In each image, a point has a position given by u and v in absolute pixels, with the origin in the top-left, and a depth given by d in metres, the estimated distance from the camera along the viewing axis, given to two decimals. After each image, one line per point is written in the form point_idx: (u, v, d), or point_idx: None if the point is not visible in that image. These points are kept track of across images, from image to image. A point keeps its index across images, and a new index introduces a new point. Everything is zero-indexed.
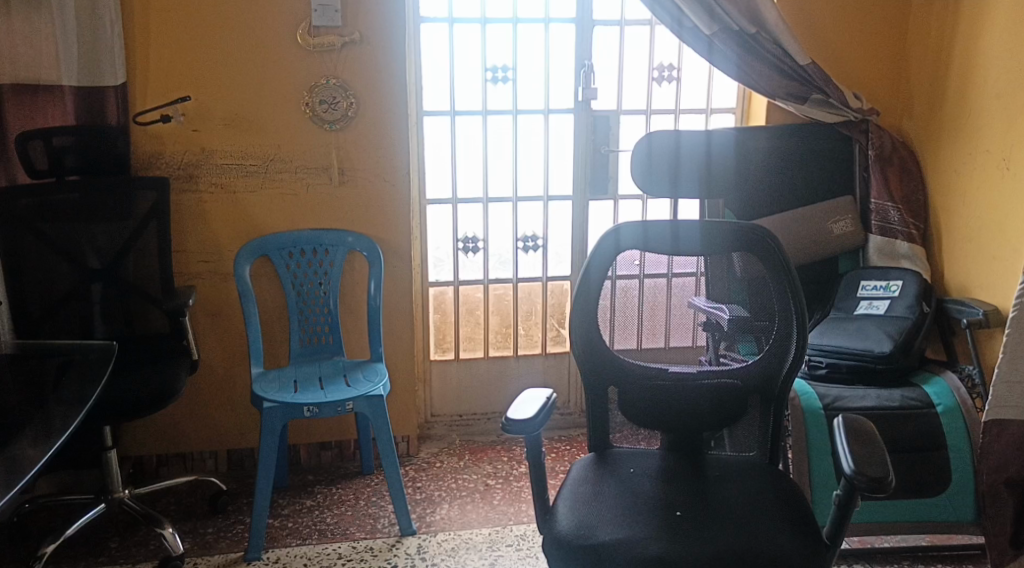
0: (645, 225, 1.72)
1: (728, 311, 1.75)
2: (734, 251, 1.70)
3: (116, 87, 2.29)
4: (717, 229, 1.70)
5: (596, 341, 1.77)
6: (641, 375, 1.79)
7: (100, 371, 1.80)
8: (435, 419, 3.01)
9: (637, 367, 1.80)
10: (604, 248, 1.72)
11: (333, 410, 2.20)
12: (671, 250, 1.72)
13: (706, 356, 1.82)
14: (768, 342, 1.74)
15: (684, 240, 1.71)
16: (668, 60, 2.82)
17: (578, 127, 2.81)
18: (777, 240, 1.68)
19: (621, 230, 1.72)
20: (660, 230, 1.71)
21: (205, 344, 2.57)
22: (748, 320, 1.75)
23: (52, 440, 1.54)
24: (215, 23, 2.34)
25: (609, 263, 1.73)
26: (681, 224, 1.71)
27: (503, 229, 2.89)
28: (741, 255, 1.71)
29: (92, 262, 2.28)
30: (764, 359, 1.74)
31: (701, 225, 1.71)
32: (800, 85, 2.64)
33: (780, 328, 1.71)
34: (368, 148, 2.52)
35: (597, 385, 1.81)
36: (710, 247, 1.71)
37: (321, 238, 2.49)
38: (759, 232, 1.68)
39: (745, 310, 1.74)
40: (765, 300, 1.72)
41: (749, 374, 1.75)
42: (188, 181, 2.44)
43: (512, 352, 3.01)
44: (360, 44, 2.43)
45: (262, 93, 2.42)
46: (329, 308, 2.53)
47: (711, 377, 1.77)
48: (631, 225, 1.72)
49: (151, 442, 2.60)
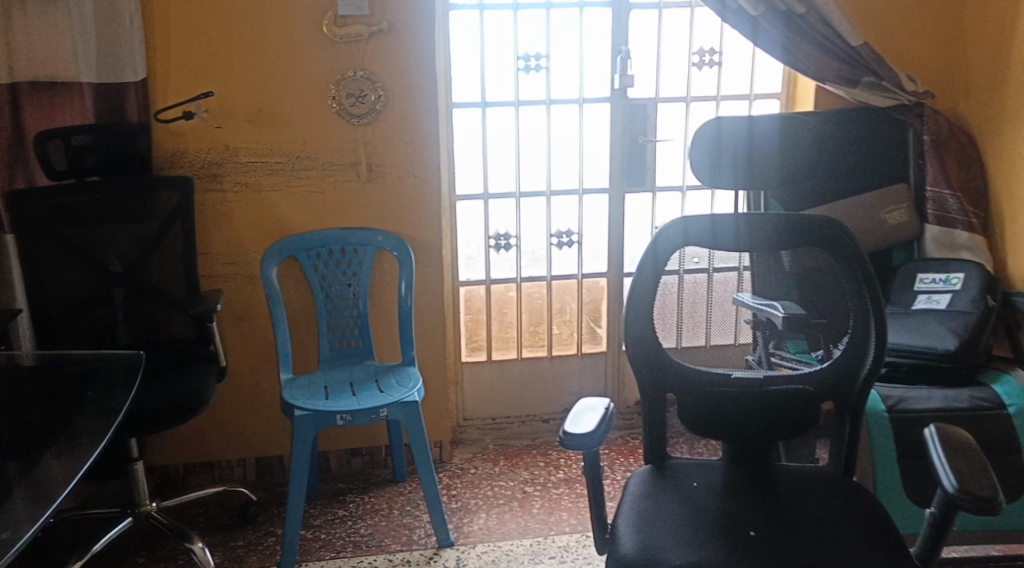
0: (685, 225, 1.61)
1: (781, 308, 1.64)
2: (784, 248, 1.62)
3: (136, 84, 2.19)
4: (771, 223, 1.61)
5: (648, 343, 1.66)
6: (702, 381, 1.67)
7: (129, 381, 1.71)
8: (467, 423, 2.90)
9: (700, 373, 1.68)
10: (651, 250, 1.62)
11: (367, 418, 2.10)
12: (711, 245, 1.62)
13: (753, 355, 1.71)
14: (841, 346, 1.62)
15: (723, 233, 1.61)
16: (709, 44, 2.68)
17: (614, 116, 2.68)
18: (846, 233, 1.56)
19: (664, 232, 1.62)
20: (701, 224, 1.61)
21: (231, 350, 2.47)
22: (804, 317, 1.64)
23: (76, 456, 1.44)
24: (239, 13, 2.24)
25: (651, 288, 1.63)
26: (721, 218, 1.62)
27: (535, 224, 2.77)
28: (792, 251, 1.62)
29: (115, 266, 2.20)
30: (837, 363, 1.62)
31: (743, 218, 1.62)
32: (851, 68, 2.48)
33: (857, 327, 1.59)
34: (396, 143, 2.41)
35: (654, 393, 1.69)
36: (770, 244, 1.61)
37: (349, 237, 2.39)
38: (825, 223, 1.58)
39: (798, 306, 1.64)
40: (830, 294, 1.62)
41: (819, 378, 1.63)
42: (211, 180, 2.35)
43: (546, 352, 2.89)
44: (387, 34, 2.32)
45: (287, 86, 2.31)
46: (359, 309, 2.43)
47: (780, 382, 1.65)
48: (672, 225, 1.62)
49: (176, 450, 2.51)
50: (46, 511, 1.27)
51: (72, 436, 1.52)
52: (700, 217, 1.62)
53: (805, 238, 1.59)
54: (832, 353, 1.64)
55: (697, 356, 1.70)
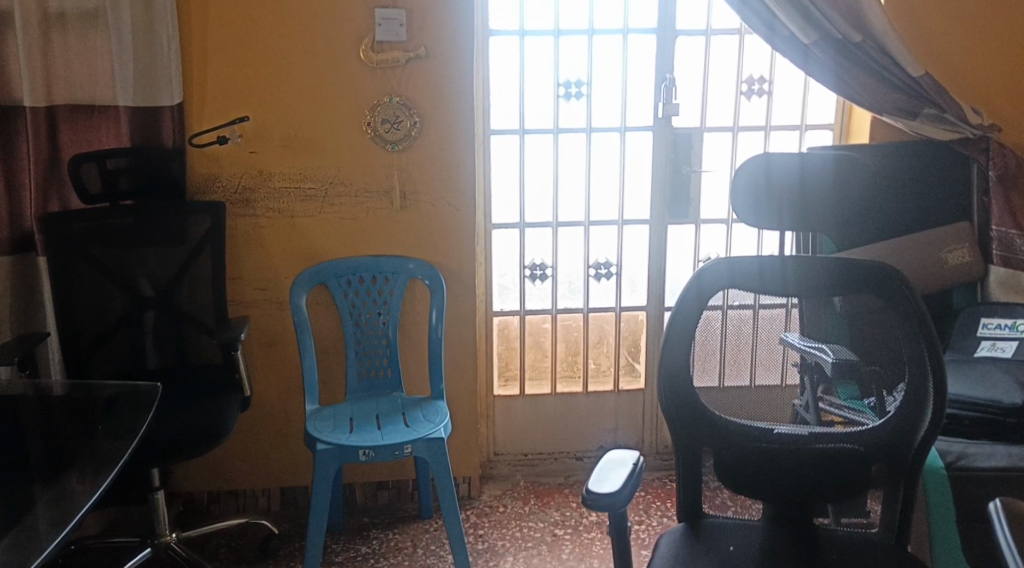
0: (730, 265, 1.52)
1: (831, 352, 1.50)
2: (836, 294, 1.50)
3: (172, 107, 2.18)
4: (820, 267, 1.49)
5: (686, 394, 1.55)
6: (742, 436, 1.55)
7: (146, 404, 1.67)
8: (498, 458, 2.81)
9: (739, 426, 1.56)
10: (692, 293, 1.52)
11: (390, 454, 2.03)
12: (757, 289, 1.51)
13: (801, 400, 1.59)
14: (896, 401, 1.48)
15: (771, 277, 1.50)
16: (759, 72, 2.57)
17: (657, 145, 2.59)
18: (903, 281, 1.45)
19: (706, 273, 1.52)
20: (748, 268, 1.51)
21: (259, 377, 2.43)
22: (856, 363, 1.50)
23: (86, 483, 1.39)
24: (276, 38, 2.22)
25: (690, 333, 1.53)
26: (768, 262, 1.51)
27: (573, 254, 2.68)
28: (844, 297, 1.51)
29: (146, 289, 2.19)
30: (891, 422, 1.48)
31: (790, 260, 1.50)
32: (911, 99, 2.33)
33: (914, 384, 1.45)
34: (431, 170, 2.36)
35: (689, 446, 1.58)
36: (818, 291, 1.49)
37: (381, 265, 2.34)
38: (878, 269, 1.45)
39: (850, 352, 1.51)
40: (881, 341, 1.48)
41: (871, 439, 1.49)
42: (244, 205, 2.32)
43: (581, 386, 2.78)
44: (425, 59, 2.28)
45: (322, 111, 2.28)
46: (388, 339, 2.37)
47: (828, 441, 1.52)
48: (715, 265, 1.52)
49: (200, 477, 2.47)
50: (65, 529, 1.25)
51: (84, 462, 1.47)
52: (745, 258, 1.52)
53: (856, 287, 1.47)
54: (885, 407, 1.50)
55: (739, 404, 1.58)
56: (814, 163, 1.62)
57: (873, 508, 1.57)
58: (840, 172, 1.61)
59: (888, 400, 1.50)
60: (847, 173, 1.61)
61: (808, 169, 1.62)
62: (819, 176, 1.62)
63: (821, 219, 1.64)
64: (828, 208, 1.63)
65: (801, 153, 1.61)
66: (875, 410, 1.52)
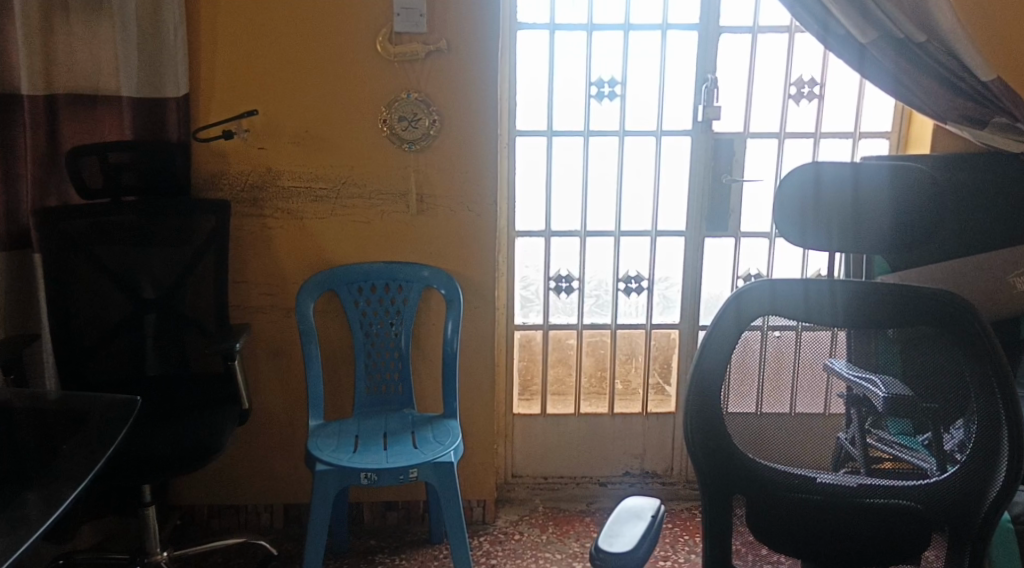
0: (773, 296, 1.32)
1: (882, 385, 1.30)
2: (890, 327, 1.29)
3: (177, 99, 2.06)
4: (876, 294, 1.29)
5: (721, 434, 1.34)
6: (782, 484, 1.34)
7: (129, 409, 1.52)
8: (516, 480, 2.63)
9: (776, 472, 1.35)
10: (732, 320, 1.32)
11: (394, 479, 1.87)
12: (802, 317, 1.32)
13: (845, 434, 1.36)
14: (965, 446, 1.24)
15: (813, 308, 1.31)
16: (809, 74, 2.37)
17: (695, 151, 2.40)
18: (971, 315, 1.22)
19: (745, 305, 1.32)
20: (792, 291, 1.31)
21: (263, 387, 2.30)
22: (912, 401, 1.29)
23: (47, 501, 1.25)
24: (289, 28, 2.09)
25: (725, 365, 1.34)
26: (815, 286, 1.32)
27: (601, 266, 2.50)
28: (900, 331, 1.28)
29: (148, 290, 2.07)
30: (952, 480, 1.25)
31: (834, 285, 1.31)
32: (980, 106, 2.08)
33: (982, 437, 1.21)
34: (450, 173, 2.20)
35: (720, 494, 1.36)
36: (869, 323, 1.29)
37: (394, 271, 2.20)
38: (946, 298, 1.23)
39: (904, 387, 1.29)
40: (940, 372, 1.25)
41: (932, 497, 1.26)
42: (250, 205, 2.20)
43: (607, 408, 2.59)
44: (446, 53, 2.13)
45: (336, 108, 2.15)
46: (400, 351, 2.22)
47: (880, 496, 1.30)
48: (757, 291, 1.32)
49: (199, 490, 2.33)
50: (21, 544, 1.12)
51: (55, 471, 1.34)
52: (788, 283, 1.32)
53: (911, 319, 1.26)
54: (945, 445, 1.26)
55: (789, 443, 1.37)
56: (869, 175, 1.38)
57: (927, 555, 1.29)
58: (899, 187, 1.38)
59: (946, 437, 1.26)
60: (909, 189, 1.37)
61: (862, 182, 1.39)
62: (875, 191, 1.39)
63: (877, 243, 1.41)
64: (885, 229, 1.39)
65: (853, 163, 1.39)
66: (937, 454, 1.27)
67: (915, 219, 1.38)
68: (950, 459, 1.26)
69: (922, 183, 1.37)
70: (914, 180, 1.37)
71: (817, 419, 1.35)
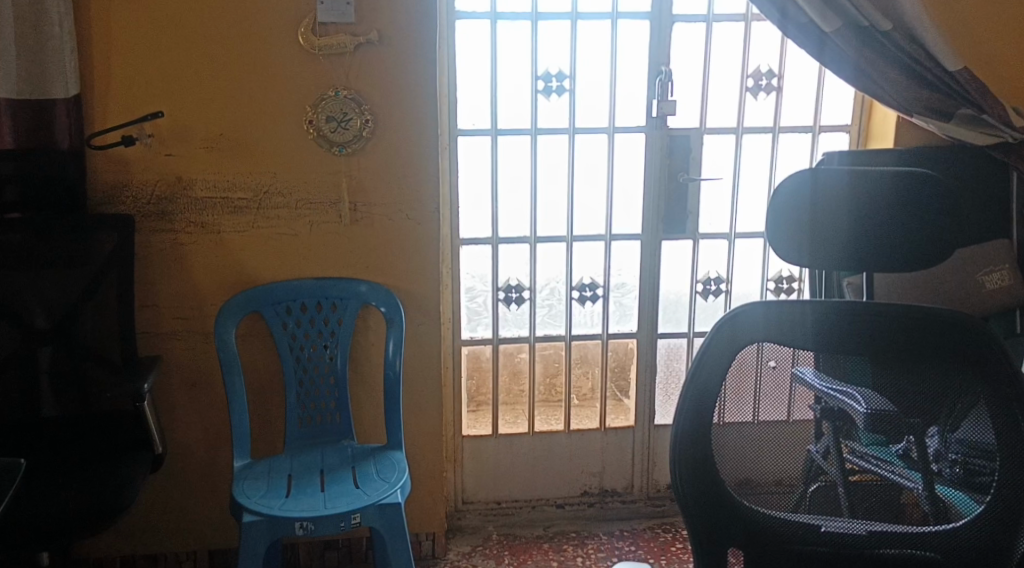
0: (733, 332, 1.19)
1: (862, 401, 1.19)
2: (867, 350, 1.18)
3: (67, 100, 1.80)
4: (851, 314, 1.19)
5: (714, 481, 1.20)
6: (782, 535, 1.19)
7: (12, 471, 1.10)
8: (467, 507, 2.44)
9: (776, 523, 1.20)
10: (705, 363, 1.20)
11: (333, 527, 1.65)
12: (761, 337, 1.20)
13: (816, 446, 1.22)
14: (989, 477, 1.11)
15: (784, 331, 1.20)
16: (767, 65, 2.25)
17: (650, 149, 2.25)
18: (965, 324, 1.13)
19: (705, 361, 1.20)
20: (753, 318, 1.19)
21: (180, 422, 2.05)
22: (893, 416, 1.17)
23: None
24: (195, 18, 1.85)
25: (705, 402, 1.19)
26: (776, 307, 1.20)
27: (552, 273, 2.32)
28: (882, 352, 1.18)
29: (40, 321, 1.80)
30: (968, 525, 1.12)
31: (811, 308, 1.20)
32: (944, 98, 1.99)
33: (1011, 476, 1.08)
34: (387, 178, 1.99)
35: (712, 549, 1.21)
36: (856, 346, 1.19)
37: (327, 289, 1.98)
38: (953, 316, 1.14)
39: (886, 402, 1.18)
40: (940, 391, 1.15)
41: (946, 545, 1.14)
42: (159, 219, 1.94)
43: (563, 426, 2.43)
44: (378, 45, 1.92)
45: (254, 108, 1.91)
46: (336, 376, 2.00)
47: (889, 546, 1.16)
48: (718, 336, 1.19)
49: (111, 541, 2.07)
50: None
51: None
52: (749, 309, 1.20)
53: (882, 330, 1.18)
54: (927, 453, 1.16)
55: (762, 458, 1.21)
56: (829, 177, 1.26)
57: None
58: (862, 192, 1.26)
59: (929, 442, 1.17)
60: (877, 192, 1.25)
61: (828, 188, 1.27)
62: (842, 196, 1.26)
63: (854, 254, 1.28)
64: (850, 240, 1.28)
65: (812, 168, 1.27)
66: (922, 471, 1.16)
67: (882, 228, 1.26)
68: (937, 477, 1.15)
69: (888, 188, 1.25)
70: (881, 181, 1.25)
71: (784, 431, 1.23)
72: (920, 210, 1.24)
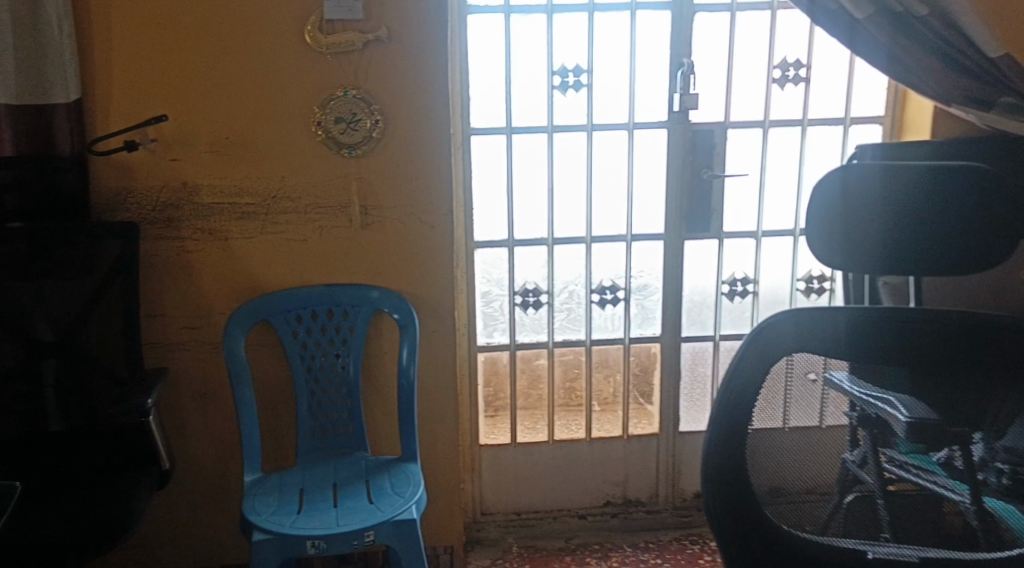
0: (762, 347, 1.09)
1: (903, 410, 1.10)
2: (908, 357, 1.10)
3: (68, 105, 1.74)
4: (892, 321, 1.10)
5: (750, 504, 1.11)
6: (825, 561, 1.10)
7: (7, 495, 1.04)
8: (486, 518, 2.36)
9: (818, 548, 1.11)
10: (736, 378, 1.10)
11: (347, 544, 1.58)
12: (794, 347, 1.10)
13: (851, 455, 1.13)
14: None
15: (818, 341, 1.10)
16: (794, 55, 2.15)
17: (672, 144, 2.16)
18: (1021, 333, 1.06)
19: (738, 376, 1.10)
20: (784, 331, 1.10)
21: (190, 434, 1.99)
22: (939, 425, 1.09)
23: None
24: (198, 18, 1.79)
25: (739, 418, 1.10)
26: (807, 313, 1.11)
27: (571, 276, 2.24)
28: (925, 360, 1.10)
29: (43, 333, 1.74)
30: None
31: (847, 314, 1.11)
32: (984, 85, 1.88)
33: None
34: (398, 179, 1.92)
35: None
36: (901, 354, 1.10)
37: (338, 296, 1.91)
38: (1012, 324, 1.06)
39: (928, 410, 1.09)
40: (993, 404, 1.07)
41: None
42: (164, 226, 1.89)
43: (583, 433, 2.34)
44: (387, 43, 1.84)
45: (260, 110, 1.85)
46: (348, 386, 1.93)
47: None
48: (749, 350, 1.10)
49: (120, 556, 2.01)
50: None
51: None
52: (778, 321, 1.10)
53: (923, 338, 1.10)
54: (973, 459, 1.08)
55: (799, 474, 1.13)
56: (861, 176, 1.17)
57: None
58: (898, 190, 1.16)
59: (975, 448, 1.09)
60: (914, 189, 1.15)
61: (862, 187, 1.17)
62: (877, 195, 1.17)
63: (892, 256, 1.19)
64: (888, 240, 1.18)
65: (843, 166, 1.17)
66: (968, 481, 1.08)
67: (920, 230, 1.16)
68: (983, 487, 1.09)
69: (928, 185, 1.15)
70: (919, 177, 1.15)
71: (818, 440, 1.14)
72: (962, 208, 1.14)
